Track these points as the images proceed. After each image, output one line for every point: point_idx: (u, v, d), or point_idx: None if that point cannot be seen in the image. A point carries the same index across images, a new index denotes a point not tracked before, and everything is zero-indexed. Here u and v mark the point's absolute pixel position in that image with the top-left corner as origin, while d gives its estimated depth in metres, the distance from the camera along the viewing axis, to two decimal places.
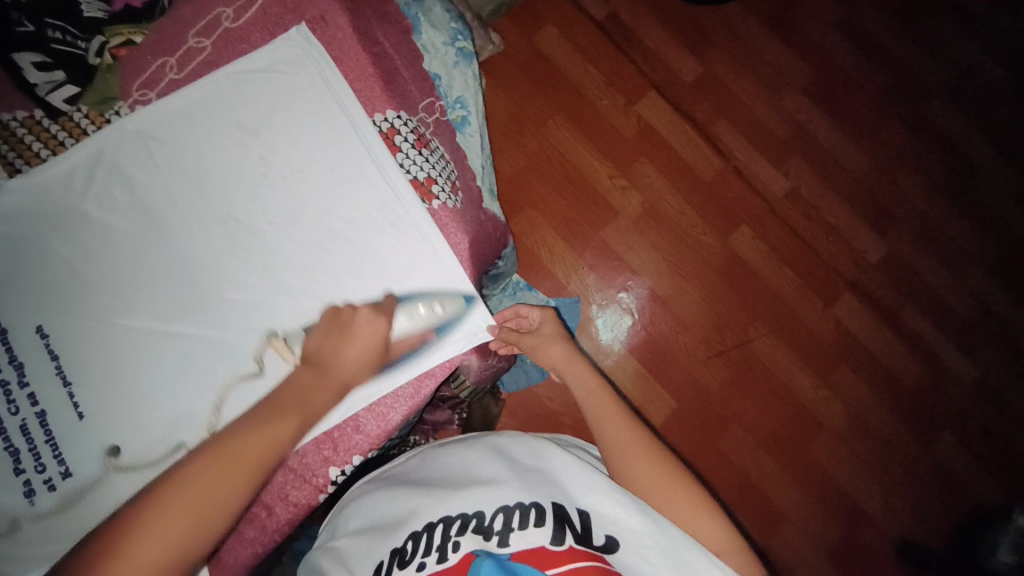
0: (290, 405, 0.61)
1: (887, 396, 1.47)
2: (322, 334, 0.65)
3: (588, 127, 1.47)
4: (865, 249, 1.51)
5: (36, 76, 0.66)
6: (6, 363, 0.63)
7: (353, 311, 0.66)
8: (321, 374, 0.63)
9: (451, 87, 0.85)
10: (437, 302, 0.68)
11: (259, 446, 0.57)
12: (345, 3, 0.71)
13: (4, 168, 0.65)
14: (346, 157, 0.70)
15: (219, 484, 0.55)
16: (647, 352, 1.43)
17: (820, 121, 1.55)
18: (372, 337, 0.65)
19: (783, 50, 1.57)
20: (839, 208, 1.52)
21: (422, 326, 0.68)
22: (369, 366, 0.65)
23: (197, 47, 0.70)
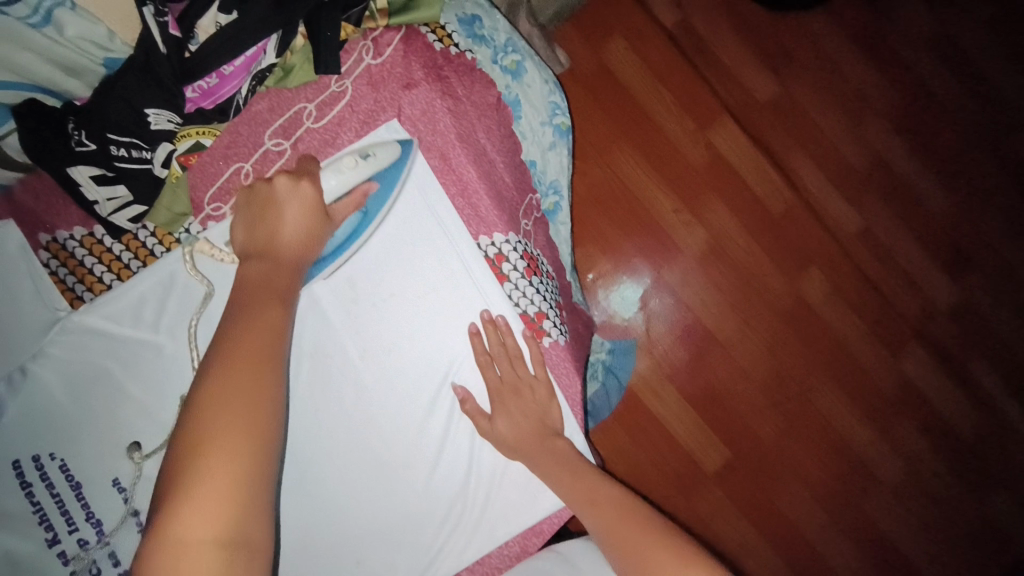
0: (249, 294, 0.49)
1: (958, 464, 1.31)
2: (246, 223, 0.54)
3: (656, 157, 1.31)
4: (936, 294, 1.32)
5: (95, 192, 0.56)
6: (82, 519, 0.57)
7: (268, 185, 0.54)
8: (266, 259, 0.52)
9: (545, 171, 0.74)
10: (378, 156, 0.57)
11: (263, 332, 0.45)
12: (447, 100, 0.60)
13: (66, 295, 0.59)
14: (445, 287, 0.61)
15: (248, 362, 0.42)
16: (699, 397, 1.28)
17: (901, 153, 1.33)
18: (303, 202, 0.54)
19: (871, 70, 1.34)
20: (918, 256, 1.32)
21: (359, 179, 0.57)
22: (318, 241, 0.54)
23: (275, 150, 0.60)
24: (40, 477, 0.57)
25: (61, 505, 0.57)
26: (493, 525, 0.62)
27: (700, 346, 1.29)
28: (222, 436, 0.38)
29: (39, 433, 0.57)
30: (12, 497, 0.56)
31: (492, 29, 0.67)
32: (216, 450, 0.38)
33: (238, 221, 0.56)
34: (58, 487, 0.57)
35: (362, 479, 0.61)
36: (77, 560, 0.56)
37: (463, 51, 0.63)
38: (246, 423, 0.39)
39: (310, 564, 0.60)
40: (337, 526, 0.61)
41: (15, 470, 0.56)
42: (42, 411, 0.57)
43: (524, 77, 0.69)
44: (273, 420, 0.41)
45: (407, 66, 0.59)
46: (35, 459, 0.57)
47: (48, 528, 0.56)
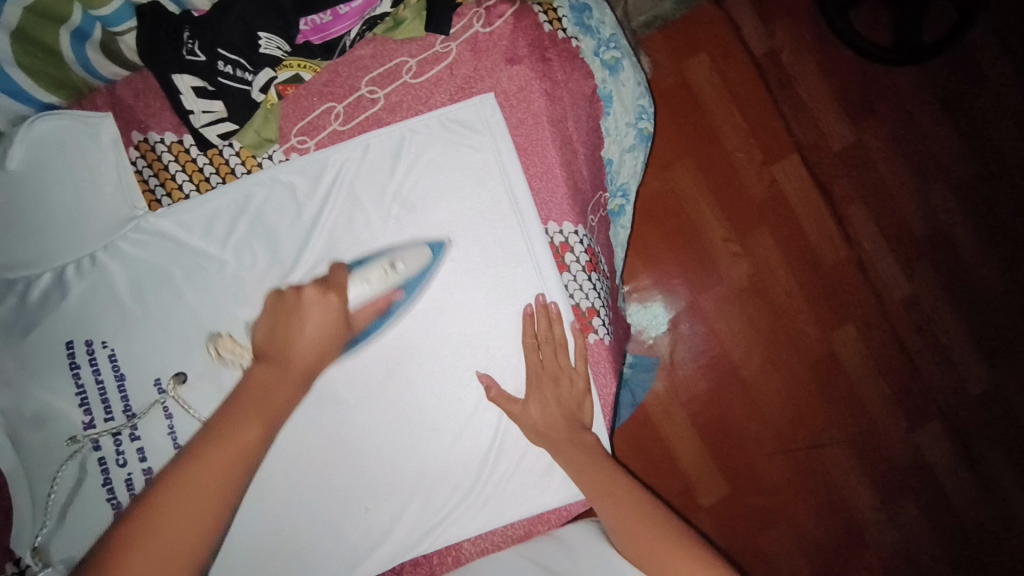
0: (247, 407, 0.48)
1: (958, 559, 1.23)
2: (267, 324, 0.53)
3: (716, 179, 1.25)
4: (966, 376, 1.24)
5: (194, 103, 0.57)
6: (118, 410, 0.59)
7: (296, 292, 0.54)
8: (278, 366, 0.51)
9: (618, 172, 0.74)
10: (404, 263, 0.60)
11: (223, 462, 0.44)
12: (545, 82, 0.61)
13: (146, 196, 0.61)
14: (507, 266, 0.62)
15: (216, 469, 0.44)
16: (710, 429, 1.23)
17: (966, 227, 1.25)
18: (326, 316, 0.53)
19: (951, 134, 1.25)
20: (962, 340, 1.24)
21: (385, 287, 0.58)
22: (332, 350, 0.53)
23: (369, 98, 0.61)
24: (88, 361, 0.59)
25: (103, 393, 0.59)
26: (505, 502, 0.63)
27: (718, 382, 1.24)
28: (163, 541, 0.40)
29: (97, 318, 0.59)
30: (58, 375, 0.58)
31: (600, 21, 0.67)
32: None
33: (259, 323, 0.55)
34: (103, 374, 0.59)
35: (387, 431, 0.62)
36: (108, 448, 0.59)
37: (570, 37, 0.64)
38: (187, 536, 0.41)
39: (321, 501, 0.61)
40: (353, 471, 0.62)
41: (67, 349, 0.58)
42: (101, 299, 0.59)
43: (619, 74, 0.69)
44: (213, 539, 0.42)
45: (513, 42, 0.60)
46: (88, 343, 0.59)
47: (86, 412, 0.58)
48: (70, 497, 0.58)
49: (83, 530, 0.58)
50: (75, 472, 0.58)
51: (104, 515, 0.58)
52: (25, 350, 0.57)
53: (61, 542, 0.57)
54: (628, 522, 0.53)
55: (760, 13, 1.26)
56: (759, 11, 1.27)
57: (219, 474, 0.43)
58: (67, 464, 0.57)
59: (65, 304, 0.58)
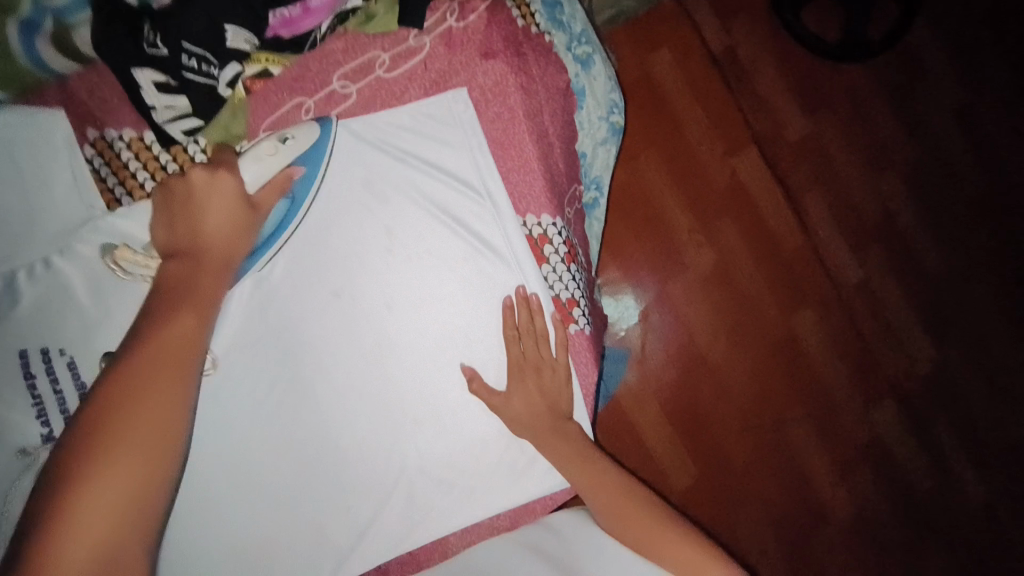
0: (173, 297, 0.47)
1: (912, 527, 1.31)
2: (165, 222, 0.51)
3: (680, 171, 1.27)
4: (914, 354, 1.32)
5: (156, 98, 0.55)
6: None
7: (184, 182, 0.51)
8: (190, 258, 0.49)
9: (592, 166, 0.75)
10: (296, 136, 0.55)
11: (173, 342, 0.44)
12: (520, 77, 0.61)
13: (103, 195, 0.58)
14: (486, 257, 0.62)
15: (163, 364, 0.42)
16: (682, 417, 1.26)
17: (911, 214, 1.32)
18: (225, 197, 0.51)
19: (896, 126, 1.32)
20: (911, 320, 1.32)
21: (281, 164, 0.54)
22: (245, 232, 0.51)
23: (341, 93, 0.60)
24: (45, 371, 0.55)
25: (63, 403, 0.56)
26: (490, 494, 0.62)
27: (688, 368, 1.27)
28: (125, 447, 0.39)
29: (51, 325, 0.56)
30: (13, 388, 0.55)
31: (571, 17, 0.68)
32: (104, 466, 0.38)
33: (156, 223, 0.53)
34: (61, 384, 0.56)
35: (367, 429, 0.61)
36: None
37: (543, 32, 0.65)
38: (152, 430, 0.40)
39: (304, 503, 0.60)
40: (336, 473, 0.60)
41: (20, 359, 0.55)
42: (56, 306, 0.56)
43: (592, 69, 0.70)
44: (181, 416, 0.42)
45: (487, 36, 0.60)
46: (44, 352, 0.55)
47: (44, 424, 0.55)
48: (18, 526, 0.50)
49: None
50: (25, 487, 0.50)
51: None
52: None
53: None
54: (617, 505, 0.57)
55: (717, 11, 1.30)
56: (716, 8, 1.30)
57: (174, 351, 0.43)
58: (21, 478, 0.51)
59: (15, 313, 0.55)
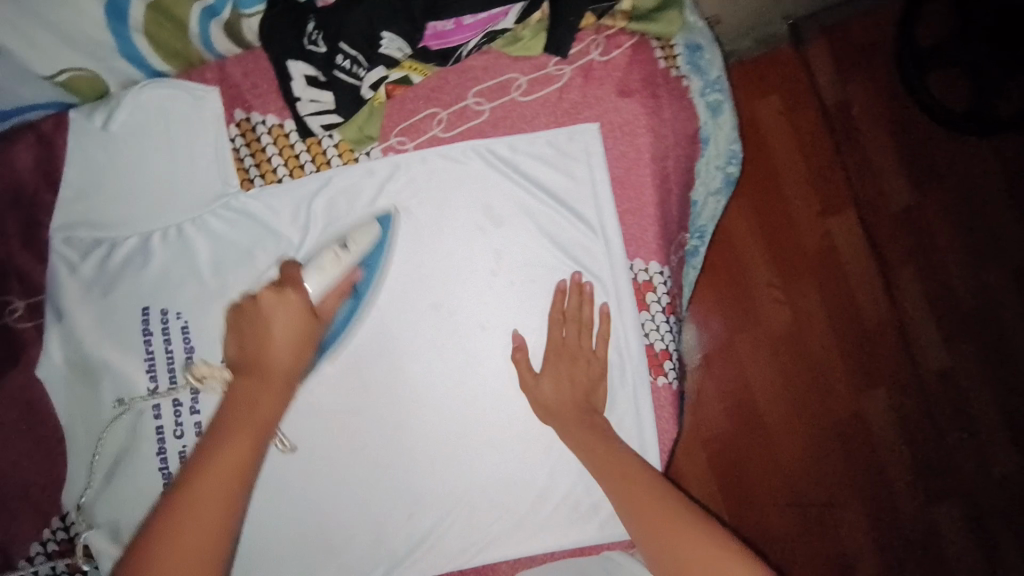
0: (230, 424, 0.45)
1: None
2: (235, 337, 0.49)
3: (768, 222, 1.19)
4: (994, 460, 1.16)
5: (303, 91, 0.57)
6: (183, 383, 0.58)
7: (251, 300, 0.49)
8: (253, 376, 0.47)
9: (700, 214, 0.73)
10: (358, 239, 0.56)
11: (222, 476, 0.42)
12: (652, 120, 0.61)
13: (239, 174, 0.60)
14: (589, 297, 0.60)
15: (226, 468, 0.42)
16: (726, 476, 1.16)
17: (1016, 307, 1.16)
18: (291, 315, 0.48)
19: (1015, 208, 1.17)
20: (997, 427, 1.16)
21: (343, 271, 0.54)
22: (308, 348, 0.49)
23: (474, 109, 0.60)
24: (161, 330, 0.58)
25: (171, 362, 0.58)
26: (548, 532, 0.61)
27: (743, 428, 1.16)
28: (183, 548, 0.39)
29: (174, 288, 0.59)
30: (134, 340, 0.58)
31: (710, 62, 0.65)
32: None
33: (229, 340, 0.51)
34: (172, 344, 0.58)
35: (439, 441, 0.61)
36: (167, 418, 0.58)
37: (681, 75, 0.63)
38: (204, 543, 0.40)
39: (368, 499, 0.60)
40: (402, 474, 0.61)
41: (143, 316, 0.58)
42: (181, 271, 0.59)
43: (719, 116, 0.68)
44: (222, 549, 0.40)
45: (626, 74, 0.60)
46: (164, 312, 0.58)
47: (153, 379, 0.58)
48: (112, 464, 0.57)
49: (125, 500, 0.57)
50: (123, 435, 0.57)
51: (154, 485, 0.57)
52: (104, 309, 0.58)
53: (108, 506, 0.57)
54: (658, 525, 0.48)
55: (837, 62, 1.18)
56: (836, 56, 1.18)
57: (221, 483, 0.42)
58: (122, 424, 0.57)
59: (145, 272, 0.58)
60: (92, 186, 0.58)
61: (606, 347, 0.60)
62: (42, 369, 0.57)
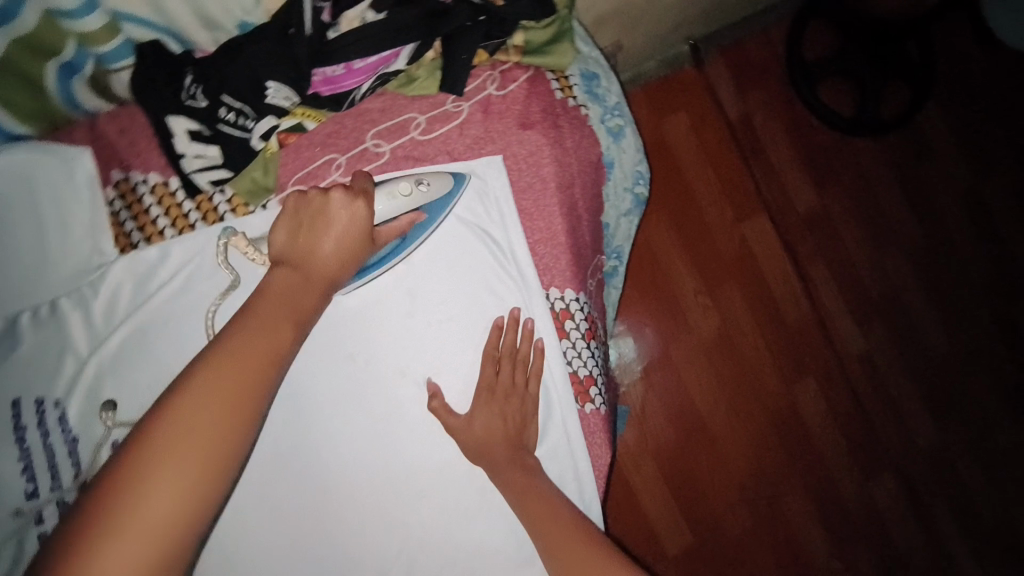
0: (278, 302, 0.45)
1: None
2: (286, 229, 0.48)
3: (689, 232, 1.23)
4: (917, 431, 1.22)
5: (187, 146, 0.54)
6: (71, 480, 0.51)
7: (321, 194, 0.47)
8: (297, 273, 0.47)
9: (614, 235, 0.75)
10: (429, 185, 0.56)
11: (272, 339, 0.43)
12: (556, 149, 0.61)
13: (120, 240, 0.55)
14: (524, 331, 0.59)
15: (261, 354, 0.41)
16: (676, 479, 1.18)
17: (917, 292, 1.24)
18: (354, 223, 0.48)
19: (901, 199, 1.25)
20: (916, 402, 1.22)
21: (411, 207, 0.55)
22: (355, 262, 0.49)
23: (374, 151, 0.59)
24: (37, 423, 0.51)
25: (52, 457, 0.51)
26: None
27: (686, 434, 1.19)
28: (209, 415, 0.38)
29: (50, 373, 0.53)
30: (1, 440, 0.50)
31: (606, 90, 0.68)
32: (185, 420, 0.37)
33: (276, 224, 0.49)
34: (51, 436, 0.52)
35: (368, 501, 0.58)
36: (54, 525, 0.50)
37: (580, 104, 0.64)
38: (219, 424, 0.38)
39: (295, 571, 0.56)
40: (330, 541, 0.57)
41: (12, 410, 0.51)
42: (56, 352, 0.53)
43: (621, 141, 0.69)
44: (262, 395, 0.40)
45: (526, 107, 0.60)
46: (38, 402, 0.52)
47: (30, 481, 0.50)
48: None
49: None
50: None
51: None
52: None
53: None
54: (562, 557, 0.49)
55: (734, 77, 1.25)
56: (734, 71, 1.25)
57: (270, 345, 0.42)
58: (7, 544, 0.49)
59: (11, 361, 0.51)
60: None
61: (542, 366, 0.60)
62: None
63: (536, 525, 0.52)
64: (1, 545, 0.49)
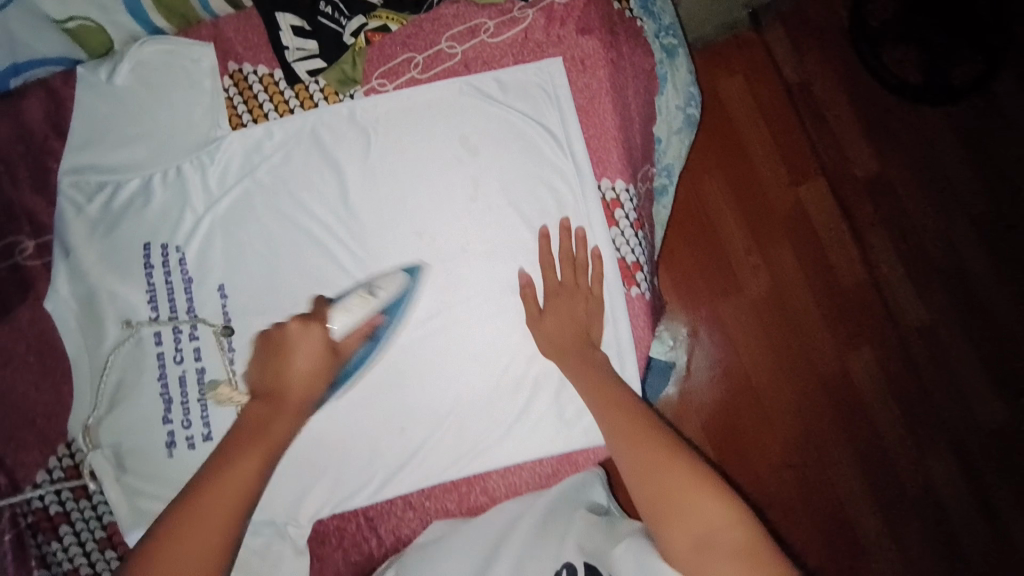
0: (243, 444, 0.50)
1: None
2: (262, 361, 0.56)
3: (744, 196, 1.18)
4: (980, 409, 1.14)
5: (291, 40, 0.64)
6: (183, 311, 0.64)
7: (280, 328, 0.56)
8: (270, 402, 0.53)
9: (665, 152, 0.78)
10: (384, 288, 0.61)
11: (229, 490, 0.46)
12: (611, 53, 0.66)
13: (232, 118, 0.65)
14: (577, 213, 0.65)
15: (220, 506, 0.45)
16: (721, 439, 1.12)
17: (984, 264, 1.17)
18: (312, 345, 0.54)
19: (968, 169, 1.19)
20: (980, 379, 1.15)
21: (368, 312, 0.59)
22: (323, 376, 0.55)
23: (447, 52, 0.66)
24: (162, 263, 0.64)
25: (170, 292, 0.64)
26: (534, 441, 0.64)
27: (733, 392, 1.14)
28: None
29: (172, 226, 0.64)
30: (135, 273, 0.63)
31: (661, 9, 0.73)
32: None
33: (252, 364, 0.57)
34: (172, 276, 0.64)
35: (427, 361, 0.64)
36: (167, 344, 0.63)
37: (635, 17, 0.69)
38: None
39: (359, 415, 0.64)
40: (393, 391, 0.64)
41: (144, 251, 0.64)
42: (177, 209, 0.64)
43: (675, 60, 0.75)
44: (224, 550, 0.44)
45: (585, 14, 0.66)
46: (163, 246, 0.64)
47: (153, 308, 0.63)
48: (119, 387, 0.63)
49: (128, 425, 0.62)
50: (124, 357, 0.63)
51: (155, 405, 0.63)
52: (107, 245, 0.63)
53: (109, 427, 0.62)
54: (627, 431, 0.52)
55: (792, 44, 1.21)
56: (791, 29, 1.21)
57: (225, 498, 0.46)
58: (125, 347, 0.63)
59: (146, 210, 0.64)
60: (93, 135, 0.63)
61: (590, 259, 0.64)
62: (51, 300, 0.63)
63: (586, 391, 0.58)
64: (126, 347, 0.63)
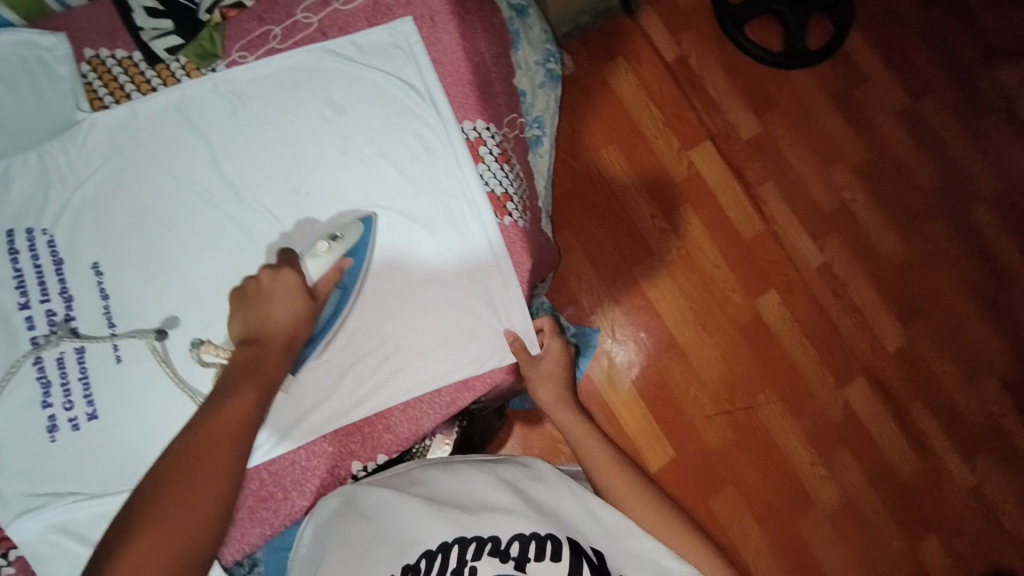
0: (238, 378, 0.52)
1: (917, 524, 1.12)
2: (239, 319, 0.58)
3: (639, 165, 1.18)
4: (885, 335, 1.17)
5: (145, 21, 0.67)
6: (56, 293, 0.63)
7: (253, 280, 0.59)
8: (257, 342, 0.55)
9: (533, 106, 0.84)
10: (345, 235, 0.65)
11: (233, 424, 0.48)
12: (456, 8, 0.71)
13: (91, 99, 0.66)
14: (444, 156, 0.70)
15: (222, 435, 0.46)
16: (653, 399, 1.13)
17: (867, 202, 1.21)
18: (288, 290, 0.58)
19: (837, 118, 1.23)
20: (881, 309, 1.18)
21: (334, 258, 0.63)
22: (307, 314, 0.58)
23: (304, 22, 0.70)
24: (28, 247, 0.63)
25: (39, 276, 0.63)
26: (432, 371, 0.67)
27: (658, 349, 1.14)
28: (172, 506, 0.42)
29: (36, 211, 0.64)
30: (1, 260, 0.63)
31: None
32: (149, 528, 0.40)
33: (232, 321, 0.59)
34: (41, 259, 0.63)
35: None
36: (41, 327, 0.63)
37: None
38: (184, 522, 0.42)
39: None
40: None
41: (8, 237, 0.63)
42: (41, 193, 0.64)
43: (527, 18, 0.82)
44: (229, 476, 0.45)
45: None
46: (29, 230, 0.64)
47: (23, 293, 0.63)
48: None
49: (5, 414, 0.61)
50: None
51: (33, 390, 0.62)
52: None
53: None
54: (574, 426, 0.69)
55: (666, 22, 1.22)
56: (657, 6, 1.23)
57: (228, 433, 0.47)
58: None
59: (7, 197, 0.64)
60: None
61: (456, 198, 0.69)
62: None
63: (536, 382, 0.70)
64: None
